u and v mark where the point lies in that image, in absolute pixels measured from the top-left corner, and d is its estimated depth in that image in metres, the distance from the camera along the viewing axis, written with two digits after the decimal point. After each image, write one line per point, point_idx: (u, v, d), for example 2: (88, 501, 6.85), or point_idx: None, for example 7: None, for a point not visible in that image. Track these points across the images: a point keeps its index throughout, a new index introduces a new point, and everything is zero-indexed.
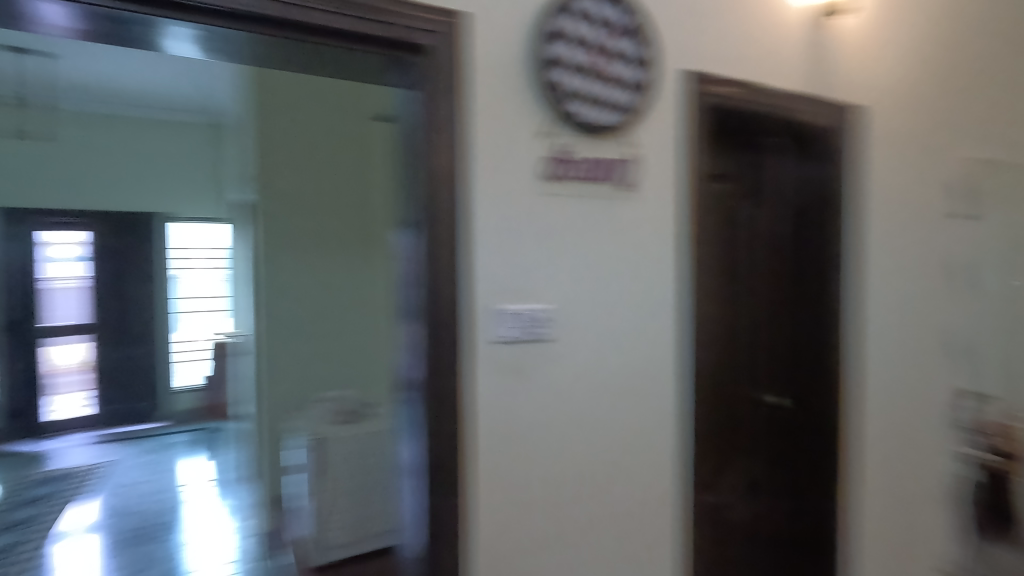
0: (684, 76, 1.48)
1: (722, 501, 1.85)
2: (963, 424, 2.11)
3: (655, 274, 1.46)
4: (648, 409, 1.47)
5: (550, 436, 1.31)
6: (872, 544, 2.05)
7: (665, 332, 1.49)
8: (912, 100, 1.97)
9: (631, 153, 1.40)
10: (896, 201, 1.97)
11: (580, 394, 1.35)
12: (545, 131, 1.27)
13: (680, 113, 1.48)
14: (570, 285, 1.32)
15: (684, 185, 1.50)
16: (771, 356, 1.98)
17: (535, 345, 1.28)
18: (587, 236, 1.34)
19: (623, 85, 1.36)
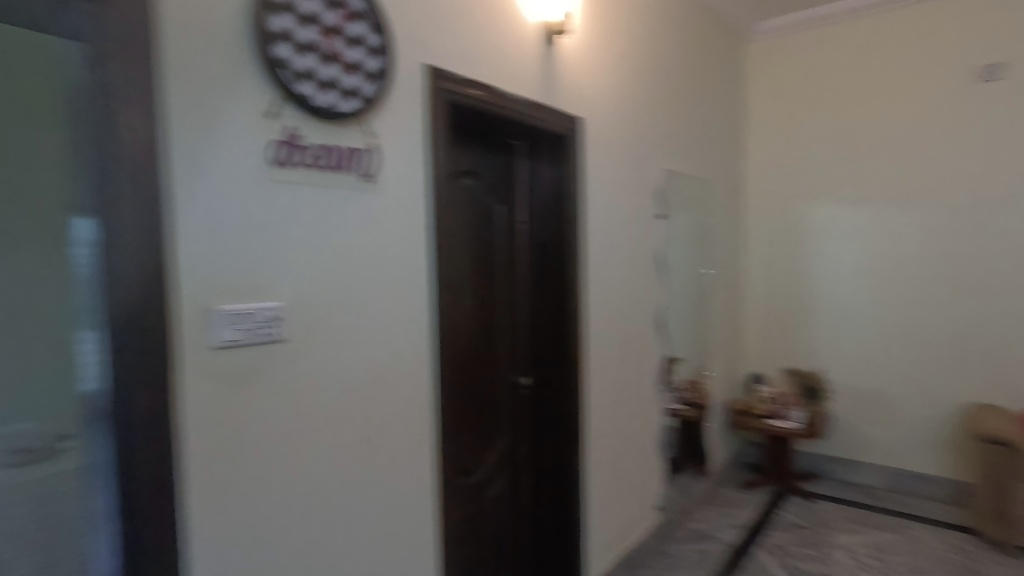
0: (427, 70, 1.50)
1: (470, 480, 1.98)
2: (658, 383, 2.68)
3: (397, 272, 1.44)
4: (401, 407, 1.46)
5: (288, 441, 1.21)
6: (598, 518, 2.32)
7: (413, 330, 1.48)
8: (615, 119, 2.35)
9: (371, 145, 1.36)
10: (611, 203, 2.33)
11: (318, 397, 1.26)
12: (273, 111, 1.16)
13: (420, 112, 1.49)
14: (298, 282, 1.22)
15: (425, 185, 1.50)
16: (517, 344, 2.20)
17: (262, 349, 1.16)
18: (316, 230, 1.25)
19: (363, 68, 1.31)
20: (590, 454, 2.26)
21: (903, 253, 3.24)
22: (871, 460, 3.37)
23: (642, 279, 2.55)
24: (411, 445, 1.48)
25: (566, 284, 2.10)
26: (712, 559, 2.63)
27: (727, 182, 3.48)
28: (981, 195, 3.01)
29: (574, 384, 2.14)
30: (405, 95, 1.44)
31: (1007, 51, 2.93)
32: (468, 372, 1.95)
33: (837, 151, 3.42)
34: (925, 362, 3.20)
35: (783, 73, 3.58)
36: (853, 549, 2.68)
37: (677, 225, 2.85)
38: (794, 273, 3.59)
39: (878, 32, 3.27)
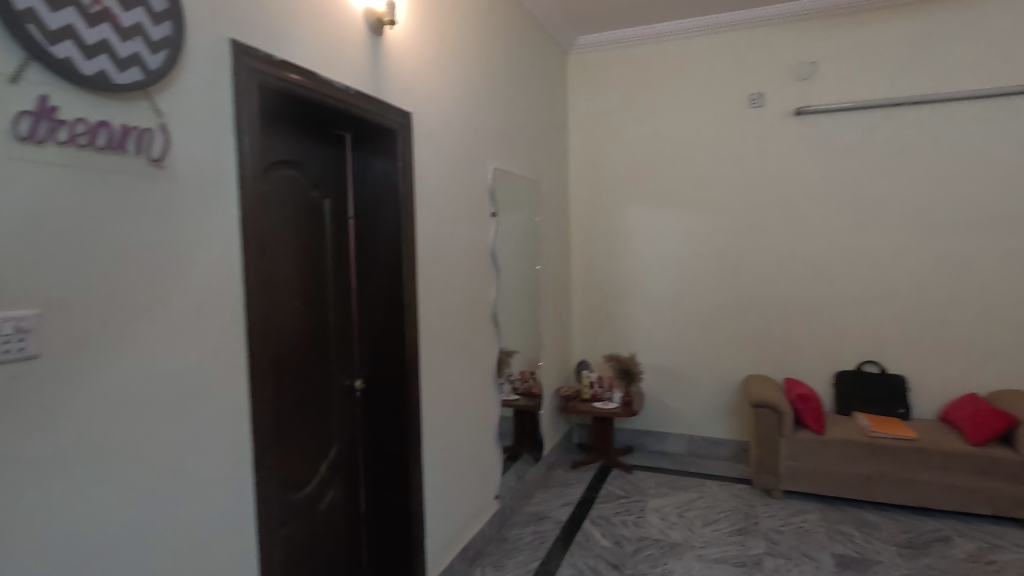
0: (231, 45, 1.34)
1: (301, 495, 1.83)
2: (494, 376, 2.76)
3: (201, 272, 1.28)
4: (208, 425, 1.30)
5: (52, 479, 1.00)
6: (439, 515, 2.31)
7: (221, 337, 1.33)
8: (446, 116, 2.36)
9: (160, 124, 1.18)
10: (444, 200, 2.34)
11: (96, 420, 1.07)
12: (17, 75, 0.94)
13: (224, 91, 1.33)
14: (62, 285, 1.01)
15: (232, 174, 1.35)
16: (348, 346, 2.09)
17: (9, 368, 0.95)
18: (87, 224, 1.05)
19: (145, 34, 1.13)
20: (429, 453, 2.24)
21: (697, 250, 3.75)
22: (677, 430, 3.87)
23: (477, 275, 2.61)
24: (222, 464, 1.34)
25: (401, 281, 2.05)
26: (546, 538, 2.80)
27: (554, 183, 3.71)
28: (752, 201, 3.61)
29: (412, 384, 2.10)
30: (204, 71, 1.27)
31: (767, 83, 3.54)
32: (296, 379, 1.80)
33: (645, 158, 3.84)
34: (714, 343, 3.75)
35: (600, 85, 3.92)
36: (662, 510, 3.05)
37: (509, 224, 2.96)
38: (613, 268, 3.96)
39: (675, 56, 3.74)
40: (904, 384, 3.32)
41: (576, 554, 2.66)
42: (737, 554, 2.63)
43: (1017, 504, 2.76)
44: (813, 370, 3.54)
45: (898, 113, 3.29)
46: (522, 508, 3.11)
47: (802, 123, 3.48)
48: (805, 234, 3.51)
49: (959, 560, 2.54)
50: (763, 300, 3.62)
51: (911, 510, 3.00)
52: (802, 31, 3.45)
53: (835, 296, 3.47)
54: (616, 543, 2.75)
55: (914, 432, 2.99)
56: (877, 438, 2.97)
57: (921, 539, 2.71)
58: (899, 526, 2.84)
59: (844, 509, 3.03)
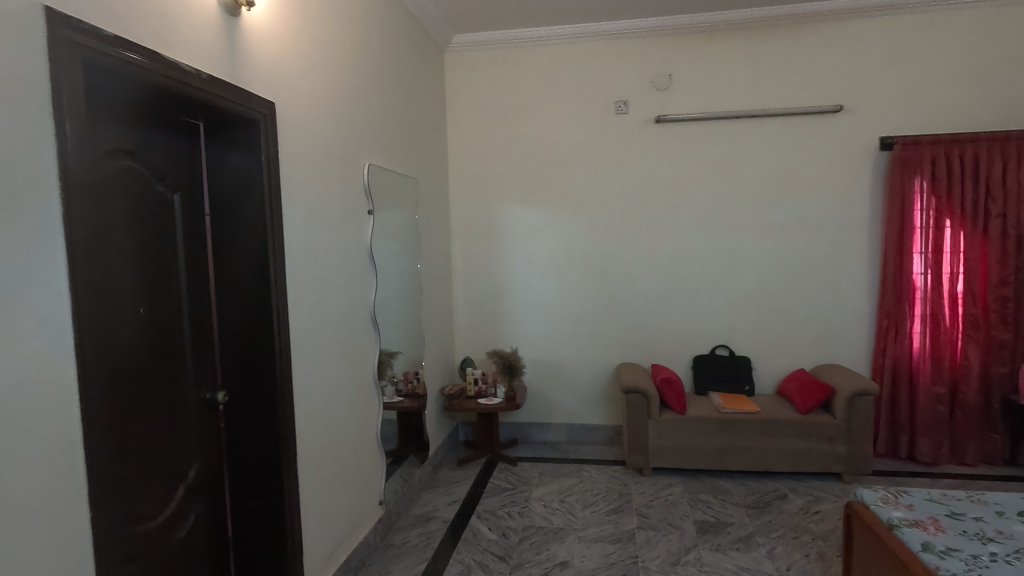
0: (46, 14, 1.16)
1: (154, 525, 1.64)
2: (375, 379, 2.68)
3: (10, 275, 1.09)
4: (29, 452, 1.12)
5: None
6: (317, 529, 2.20)
7: (41, 352, 1.15)
8: (316, 108, 2.24)
9: None
10: (316, 198, 2.22)
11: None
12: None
13: (43, 68, 1.15)
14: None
15: (51, 171, 1.17)
16: (207, 356, 1.90)
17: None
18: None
19: None
20: (305, 465, 2.12)
21: (571, 246, 3.94)
22: (557, 420, 4.04)
23: (354, 275, 2.51)
24: (45, 499, 1.15)
25: (267, 286, 1.91)
26: (433, 538, 2.78)
27: (433, 180, 3.67)
28: (619, 201, 3.86)
29: (282, 393, 1.97)
30: (10, 43, 1.09)
31: (632, 92, 3.81)
32: (144, 394, 1.60)
33: (521, 158, 3.95)
34: (590, 335, 3.96)
35: (477, 84, 3.96)
36: (545, 498, 3.17)
37: (387, 221, 2.89)
38: (494, 265, 4.03)
39: (547, 60, 3.88)
40: (748, 365, 3.75)
41: (463, 550, 2.67)
42: (613, 531, 2.81)
43: (835, 461, 3.24)
44: (675, 355, 3.89)
45: (740, 125, 3.71)
46: (408, 511, 3.05)
47: (662, 130, 3.78)
48: (667, 231, 3.83)
49: (793, 513, 2.94)
50: (631, 293, 3.90)
51: (756, 475, 3.41)
52: (658, 46, 3.76)
53: (692, 288, 3.83)
54: (501, 535, 2.80)
55: (756, 406, 3.41)
56: (727, 413, 3.34)
57: (764, 499, 3.10)
58: (746, 490, 3.22)
59: (703, 479, 3.36)
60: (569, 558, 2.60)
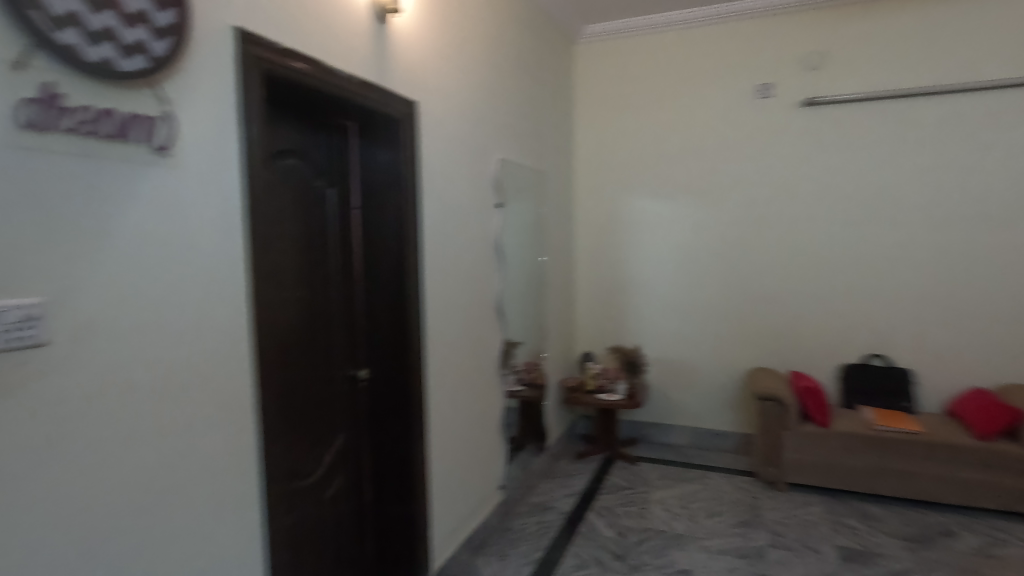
0: (235, 33, 1.34)
1: (306, 484, 1.84)
2: (498, 368, 2.76)
3: (205, 259, 1.27)
4: (217, 409, 1.31)
5: (26, 477, 0.95)
6: (442, 506, 2.32)
7: (227, 326, 1.33)
8: (452, 105, 2.35)
9: (165, 113, 1.18)
10: (450, 192, 2.33)
11: (88, 413, 1.04)
12: (19, 61, 0.93)
13: (229, 78, 1.33)
14: (47, 277, 0.98)
15: (235, 169, 1.34)
16: (353, 338, 2.09)
17: (13, 357, 0.94)
18: (84, 212, 1.03)
19: (150, 20, 1.12)
20: (433, 444, 2.25)
21: (701, 241, 3.73)
22: (680, 423, 3.87)
23: (482, 266, 2.60)
24: (227, 453, 1.33)
25: (404, 274, 2.05)
26: (550, 528, 2.81)
27: (559, 173, 3.69)
28: (758, 193, 3.59)
29: (416, 375, 2.10)
30: (208, 59, 1.27)
31: (777, 74, 3.50)
32: (300, 368, 1.79)
33: (650, 149, 3.82)
34: (719, 335, 3.74)
35: (606, 75, 3.90)
36: (666, 502, 3.06)
37: (514, 214, 2.96)
38: (618, 259, 3.95)
39: (682, 46, 3.70)
40: (909, 379, 3.30)
41: (580, 544, 2.67)
42: (740, 546, 2.63)
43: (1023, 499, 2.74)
44: (818, 362, 3.54)
45: (910, 105, 3.25)
46: (526, 498, 3.11)
47: (812, 114, 3.44)
48: (813, 226, 3.48)
49: (964, 553, 2.54)
50: (768, 292, 3.61)
51: (915, 505, 2.99)
52: (811, 21, 3.41)
53: (841, 289, 3.45)
54: (619, 534, 2.75)
55: (919, 426, 2.99)
56: (882, 432, 2.97)
57: (925, 533, 2.71)
58: (902, 520, 2.84)
59: (848, 502, 3.02)
60: (691, 567, 2.48)
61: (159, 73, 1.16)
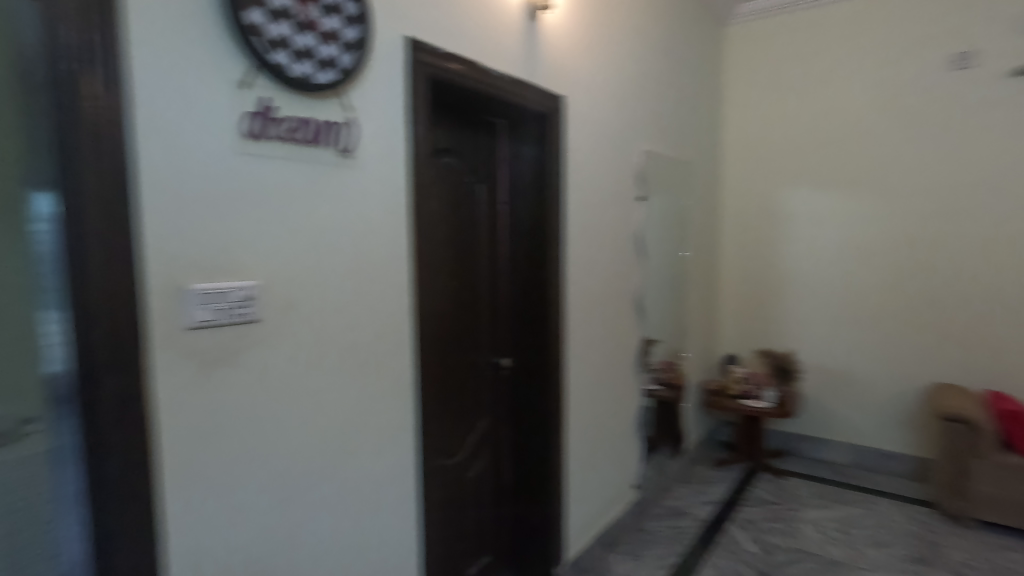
0: (406, 42, 1.45)
1: (453, 462, 1.96)
2: (636, 365, 2.71)
3: (377, 250, 1.40)
4: (385, 386, 1.44)
5: (242, 430, 1.13)
6: (577, 498, 2.34)
7: (394, 311, 1.46)
8: (598, 98, 2.33)
9: (349, 119, 1.32)
10: (593, 185, 2.32)
11: (286, 382, 1.21)
12: (244, 81, 1.11)
13: (400, 83, 1.45)
14: (261, 264, 1.15)
15: (403, 168, 1.46)
16: (497, 327, 2.17)
17: (236, 330, 1.12)
18: (287, 208, 1.19)
19: (340, 37, 1.26)
20: (570, 436, 2.27)
21: (871, 236, 3.31)
22: (838, 438, 3.49)
23: (622, 260, 2.56)
24: (390, 426, 1.46)
25: (547, 267, 2.09)
26: (686, 534, 2.69)
27: (705, 163, 3.50)
28: (949, 180, 3.09)
29: (555, 366, 2.13)
30: (385, 68, 1.40)
31: (980, 39, 2.97)
32: (450, 353, 1.91)
33: (811, 134, 3.47)
34: (891, 343, 3.30)
35: (761, 55, 3.60)
36: (820, 523, 2.78)
37: (656, 207, 2.87)
38: (769, 255, 3.65)
39: (855, 16, 3.29)
40: None
41: (719, 555, 2.53)
42: None
43: None
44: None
45: None
46: (660, 501, 3.02)
47: None
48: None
49: None
50: (957, 296, 3.10)
51: None
52: None
53: None
54: (764, 551, 2.56)
55: None
56: None
57: None
58: None
59: None
60: None
61: (346, 83, 1.30)
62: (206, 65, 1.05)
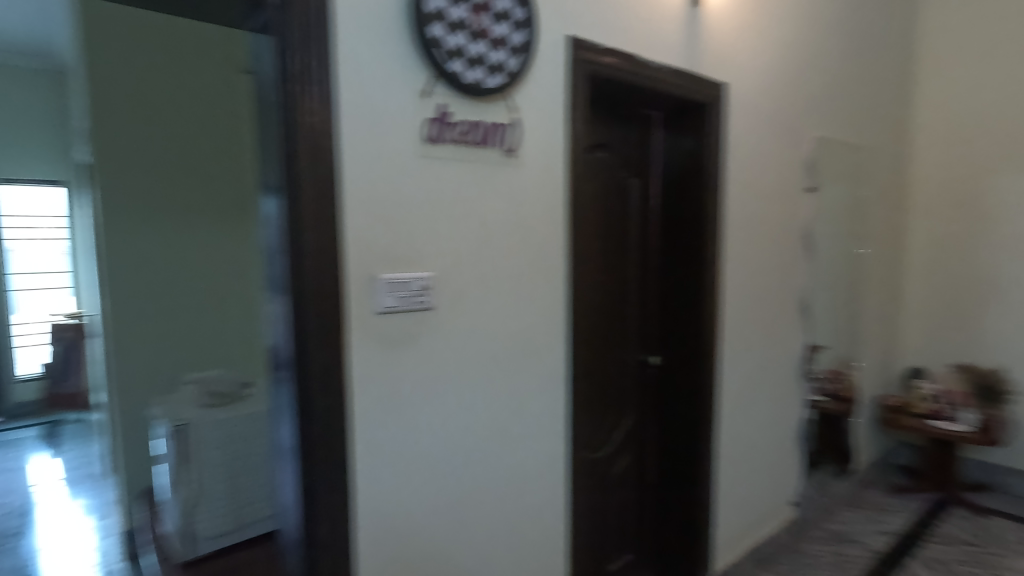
0: (568, 41, 1.48)
1: (598, 456, 1.97)
2: (798, 372, 2.48)
3: (536, 244, 1.46)
4: (539, 375, 1.50)
5: (415, 407, 1.25)
6: (727, 508, 2.22)
7: (549, 304, 1.50)
8: (764, 82, 2.16)
9: (513, 119, 1.38)
10: (755, 177, 2.16)
11: (453, 365, 1.31)
12: (426, 90, 1.22)
13: (561, 82, 1.48)
14: (435, 257, 1.26)
15: (561, 164, 1.50)
16: (647, 324, 2.13)
17: (414, 316, 1.24)
18: (457, 205, 1.29)
19: (508, 42, 1.32)
20: (721, 442, 2.15)
21: None
22: None
23: (786, 257, 2.35)
24: (543, 414, 1.52)
25: (703, 263, 2.00)
26: (855, 563, 2.41)
27: (890, 148, 3.07)
28: None
29: (708, 368, 2.04)
30: (548, 68, 1.45)
31: None
32: (599, 347, 1.92)
33: None
34: None
35: (971, 16, 3.05)
36: None
37: (828, 200, 2.58)
38: (972, 254, 3.10)
39: None
40: None
41: None
42: None
43: None
44: None
45: None
46: (823, 523, 2.74)
47: None
48: None
49: None
50: None
51: None
52: None
53: None
54: None
55: None
56: None
57: None
58: None
59: None
60: None
61: (512, 86, 1.37)
62: (396, 79, 1.17)
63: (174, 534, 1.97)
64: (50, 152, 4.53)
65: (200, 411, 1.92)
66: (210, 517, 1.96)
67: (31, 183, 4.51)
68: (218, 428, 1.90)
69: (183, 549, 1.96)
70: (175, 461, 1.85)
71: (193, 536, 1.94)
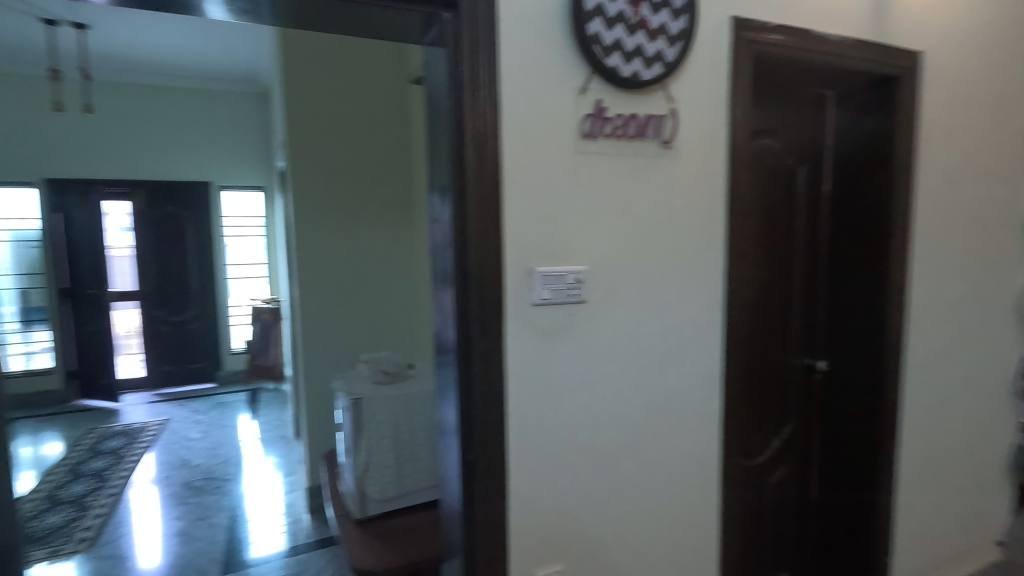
0: (732, 22, 1.40)
1: (753, 463, 1.85)
2: (1010, 387, 2.08)
3: (692, 237, 1.41)
4: (692, 372, 1.45)
5: (567, 397, 1.29)
6: (909, 536, 1.95)
7: (705, 299, 1.44)
8: (972, 46, 1.83)
9: (671, 109, 1.35)
10: (957, 157, 1.85)
11: (605, 357, 1.32)
12: (584, 86, 1.24)
13: (724, 66, 1.41)
14: (590, 250, 1.28)
15: (721, 153, 1.43)
16: (814, 324, 1.94)
17: (568, 308, 1.27)
18: (612, 199, 1.30)
19: (667, 30, 1.29)
20: (903, 462, 1.90)
21: None
22: None
23: (998, 251, 1.99)
24: (696, 413, 1.46)
25: (886, 258, 1.77)
26: None
27: None
28: None
29: (889, 376, 1.80)
30: (709, 53, 1.38)
31: None
32: (756, 347, 1.80)
33: None
34: None
35: None
36: None
37: None
38: None
39: None
40: None
41: None
42: None
43: None
44: None
45: None
46: None
47: None
48: None
49: None
50: None
51: None
52: None
53: None
54: None
55: None
56: None
57: None
58: None
59: None
60: None
61: (670, 75, 1.33)
62: (556, 78, 1.21)
63: (351, 492, 2.21)
64: (253, 161, 5.38)
65: (371, 390, 2.16)
66: (379, 481, 2.17)
67: (242, 188, 5.40)
68: (389, 403, 2.14)
69: (355, 508, 2.19)
70: (354, 430, 2.12)
71: (367, 497, 2.17)
